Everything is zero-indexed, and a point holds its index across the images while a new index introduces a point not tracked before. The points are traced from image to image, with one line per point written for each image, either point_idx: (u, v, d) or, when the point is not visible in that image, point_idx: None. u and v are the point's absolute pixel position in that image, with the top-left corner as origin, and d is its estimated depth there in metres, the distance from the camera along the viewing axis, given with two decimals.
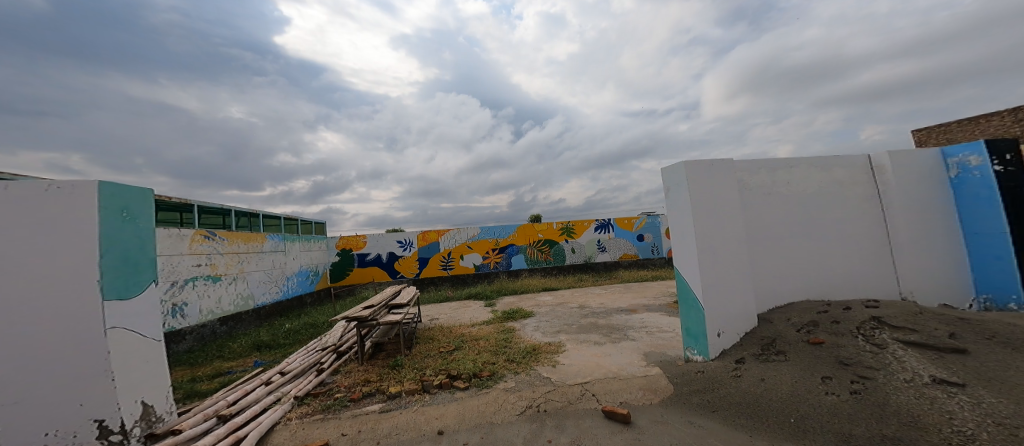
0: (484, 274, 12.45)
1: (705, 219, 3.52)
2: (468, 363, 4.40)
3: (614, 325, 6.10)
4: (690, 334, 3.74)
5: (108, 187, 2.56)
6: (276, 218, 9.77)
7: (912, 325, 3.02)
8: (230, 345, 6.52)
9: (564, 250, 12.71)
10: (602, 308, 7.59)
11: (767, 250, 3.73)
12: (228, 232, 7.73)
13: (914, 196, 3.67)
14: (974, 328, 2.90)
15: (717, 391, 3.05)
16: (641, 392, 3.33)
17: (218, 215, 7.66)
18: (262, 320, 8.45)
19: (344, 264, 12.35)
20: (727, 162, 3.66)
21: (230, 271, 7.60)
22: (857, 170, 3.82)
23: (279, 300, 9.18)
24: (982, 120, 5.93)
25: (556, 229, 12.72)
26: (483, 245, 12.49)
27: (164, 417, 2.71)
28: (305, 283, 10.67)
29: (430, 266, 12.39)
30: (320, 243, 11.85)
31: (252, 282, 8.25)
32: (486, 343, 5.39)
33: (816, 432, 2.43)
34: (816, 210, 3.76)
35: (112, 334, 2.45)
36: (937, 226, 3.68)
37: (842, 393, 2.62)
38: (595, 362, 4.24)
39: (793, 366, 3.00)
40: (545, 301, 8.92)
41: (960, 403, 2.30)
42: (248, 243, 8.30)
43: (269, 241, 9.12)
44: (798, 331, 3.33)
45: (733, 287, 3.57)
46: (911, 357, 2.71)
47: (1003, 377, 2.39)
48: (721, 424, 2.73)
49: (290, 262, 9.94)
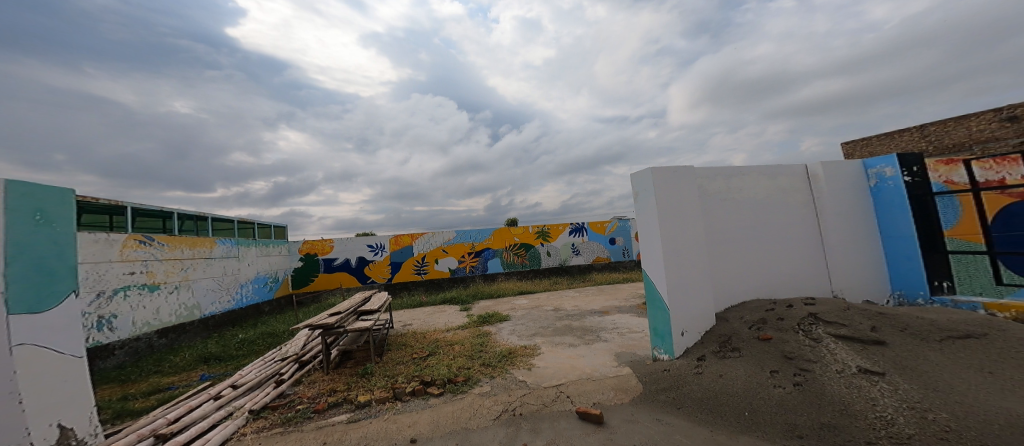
0: (460, 277, 12.37)
1: (671, 223, 3.78)
2: (441, 369, 4.40)
3: (588, 327, 6.30)
4: (658, 334, 4.01)
5: (16, 186, 2.36)
6: (228, 222, 9.26)
7: (841, 319, 3.33)
8: (170, 359, 6.08)
9: (540, 254, 12.90)
10: (576, 311, 7.78)
11: (724, 252, 4.01)
12: (169, 236, 7.23)
13: (845, 203, 4.10)
14: (889, 320, 3.22)
15: (678, 389, 3.26)
16: (612, 392, 3.50)
17: (159, 219, 7.17)
18: (211, 331, 7.93)
19: (309, 269, 11.84)
20: (689, 169, 3.93)
21: (171, 279, 7.09)
22: (798, 178, 4.21)
23: (231, 309, 8.66)
24: (895, 136, 6.72)
25: (532, 232, 12.87)
26: (458, 249, 12.41)
27: (85, 440, 2.57)
28: (263, 291, 10.13)
29: (402, 270, 12.15)
30: (282, 248, 11.31)
31: (199, 291, 7.74)
32: (462, 348, 5.38)
33: (767, 425, 2.67)
34: (765, 215, 4.10)
35: (21, 351, 2.26)
36: (863, 230, 4.12)
37: (787, 385, 2.89)
38: (570, 364, 4.38)
39: (746, 362, 3.26)
40: (520, 305, 9.00)
41: (881, 390, 2.60)
42: (194, 248, 7.79)
43: (219, 247, 8.58)
44: (750, 328, 3.60)
45: (695, 288, 3.84)
46: (842, 350, 3.00)
47: (914, 365, 2.72)
48: (684, 420, 2.92)
49: (245, 268, 9.40)
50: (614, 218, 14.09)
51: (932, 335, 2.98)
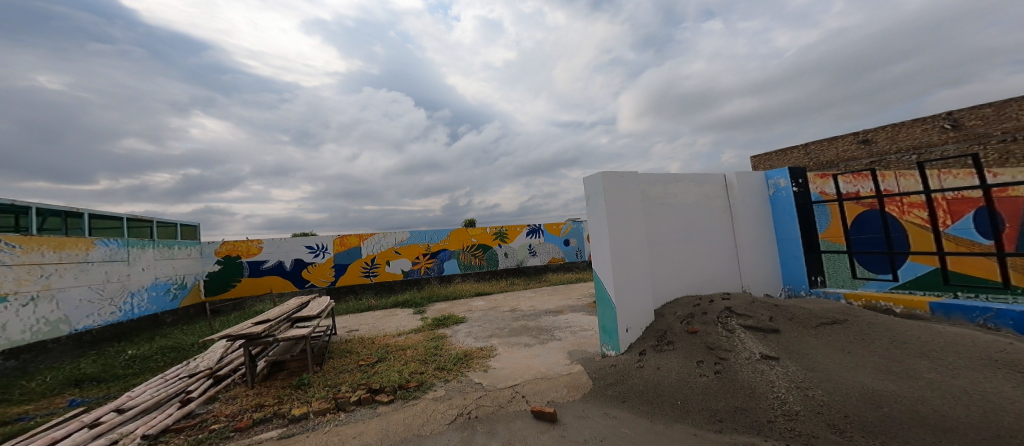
0: (413, 279, 11.51)
1: (618, 225, 3.92)
2: (391, 375, 3.99)
3: (543, 327, 6.29)
4: (605, 331, 4.12)
5: None
6: (116, 219, 7.59)
7: (750, 312, 3.68)
8: (22, 384, 4.84)
9: (497, 255, 12.52)
10: (531, 311, 7.74)
11: (663, 252, 4.25)
12: (24, 236, 5.70)
13: (754, 209, 4.59)
14: (784, 312, 3.62)
15: (623, 383, 3.34)
16: (566, 390, 3.48)
17: (8, 214, 5.61)
18: (86, 349, 6.37)
19: (230, 273, 10.09)
20: (633, 175, 4.11)
21: (25, 289, 5.60)
22: (720, 185, 4.59)
23: (115, 322, 7.09)
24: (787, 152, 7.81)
25: (489, 233, 12.45)
26: (412, 250, 11.56)
27: None
28: (165, 300, 8.43)
29: (348, 273, 10.97)
30: (191, 250, 9.47)
31: (66, 302, 6.21)
32: (416, 352, 4.97)
33: (695, 410, 2.80)
34: (693, 219, 4.41)
35: None
36: (763, 234, 4.62)
37: (709, 373, 3.09)
38: (525, 364, 4.32)
39: (678, 355, 3.45)
40: (477, 306, 8.66)
41: (777, 373, 2.88)
42: (58, 251, 6.20)
43: (98, 248, 6.99)
44: (682, 322, 3.84)
45: (639, 287, 4.01)
46: (750, 340, 3.31)
47: (801, 350, 3.06)
48: (628, 413, 2.96)
49: (139, 274, 7.75)
50: (568, 221, 14.36)
51: (812, 322, 3.39)
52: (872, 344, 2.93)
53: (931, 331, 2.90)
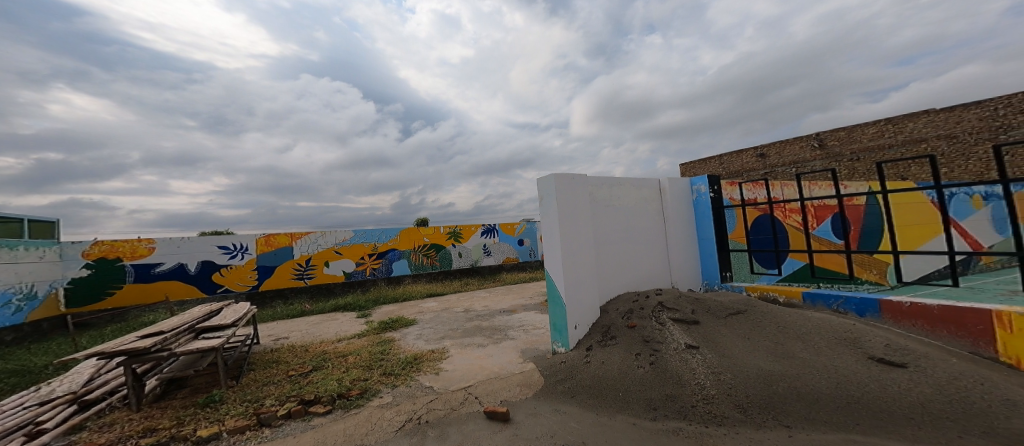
0: (358, 282, 9.80)
1: (568, 225, 3.88)
2: (328, 384, 3.55)
3: (496, 326, 5.92)
4: (555, 328, 3.99)
5: None
6: None
7: (678, 307, 3.81)
8: None
9: (451, 255, 11.29)
10: (485, 311, 7.14)
11: (608, 251, 4.34)
12: None
13: (681, 213, 4.98)
14: (705, 306, 3.80)
15: (573, 378, 3.26)
16: (518, 388, 3.36)
17: None
18: None
19: (103, 279, 7.35)
20: (582, 177, 4.10)
21: None
22: (654, 189, 4.87)
23: None
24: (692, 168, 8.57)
25: (443, 233, 11.21)
26: (355, 250, 9.79)
27: None
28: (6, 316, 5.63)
29: (275, 275, 8.85)
30: (46, 249, 6.64)
31: None
32: (360, 358, 4.36)
33: (634, 401, 2.79)
34: (633, 221, 4.59)
35: None
36: (687, 235, 5.03)
37: (645, 364, 3.11)
38: (478, 364, 4.11)
39: (619, 348, 3.45)
40: (429, 308, 7.52)
41: (698, 359, 2.96)
42: None
43: None
44: (623, 318, 3.87)
45: (586, 285, 4.01)
46: (677, 330, 3.39)
47: (718, 339, 3.20)
48: (577, 407, 2.89)
49: None
50: (521, 221, 13.98)
51: (722, 313, 3.62)
52: (768, 332, 3.20)
53: (802, 317, 3.31)
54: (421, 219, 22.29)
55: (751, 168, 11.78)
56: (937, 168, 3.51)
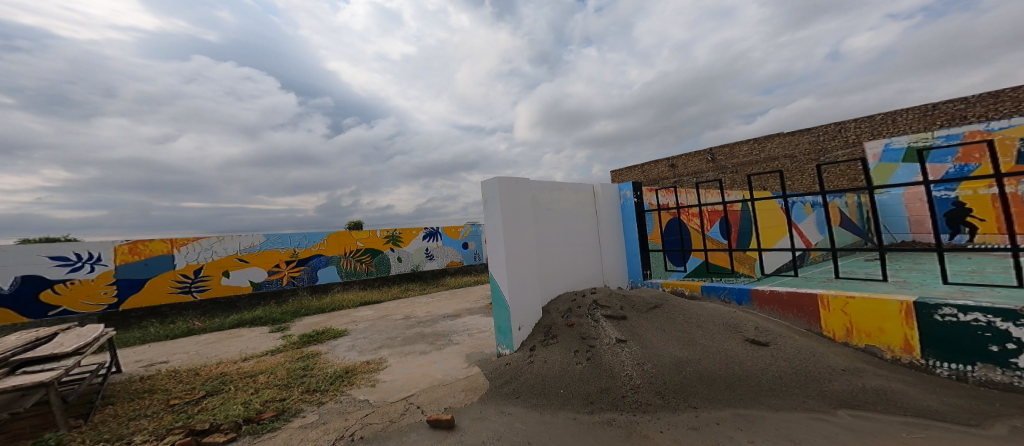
0: (274, 293, 8.26)
1: (512, 227, 3.70)
2: (230, 408, 2.95)
3: (439, 331, 5.14)
4: (500, 330, 3.80)
5: None
6: None
7: (611, 302, 3.68)
8: None
9: (390, 260, 10.38)
10: (428, 316, 6.22)
11: (550, 253, 4.28)
12: None
13: (612, 216, 5.29)
14: (629, 301, 3.69)
15: (516, 379, 3.01)
16: (463, 393, 3.02)
17: None
18: None
19: None
20: (526, 181, 3.98)
21: None
22: (589, 194, 5.05)
23: None
24: None
25: (380, 237, 10.23)
26: (267, 257, 8.25)
27: None
28: None
29: (147, 290, 6.91)
30: None
31: None
32: (275, 377, 3.71)
33: (571, 398, 2.66)
34: (573, 223, 4.65)
35: None
36: (617, 237, 5.36)
37: (582, 360, 2.98)
38: (420, 373, 3.58)
39: (558, 347, 3.27)
40: (363, 316, 6.64)
41: (627, 352, 2.88)
42: None
43: None
44: (563, 316, 3.70)
45: (530, 286, 3.84)
46: (608, 325, 3.28)
47: (645, 332, 3.15)
48: (521, 408, 2.66)
49: None
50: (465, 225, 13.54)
51: (643, 307, 3.56)
52: (684, 324, 3.20)
53: (700, 308, 3.41)
54: (355, 222, 20.27)
55: (663, 177, 13.21)
56: (784, 181, 4.25)
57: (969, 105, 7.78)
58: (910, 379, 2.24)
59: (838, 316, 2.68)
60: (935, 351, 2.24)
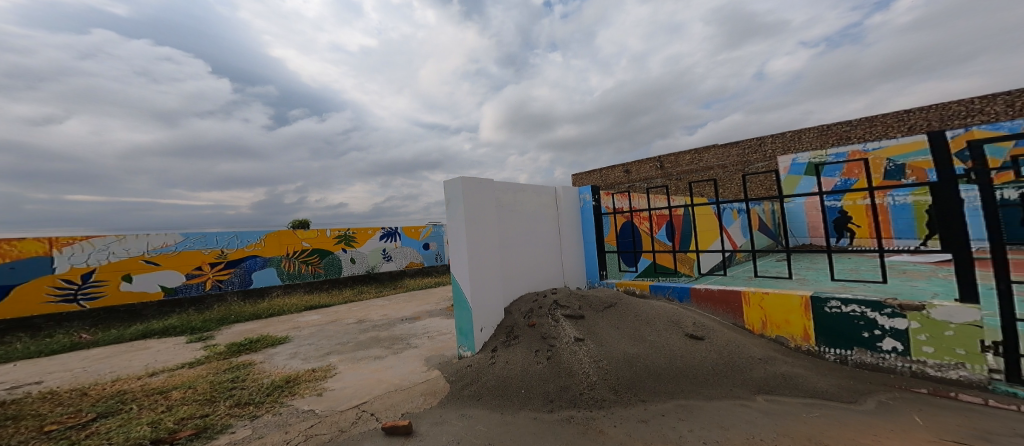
0: (194, 300, 7.24)
1: (476, 226, 3.53)
2: (131, 430, 2.46)
3: (396, 335, 4.90)
4: (460, 331, 3.54)
5: None
6: None
7: (571, 302, 3.63)
8: None
9: (342, 262, 9.66)
10: (383, 320, 6.00)
11: (513, 254, 4.24)
12: None
13: (572, 219, 5.41)
14: (589, 300, 3.67)
15: (478, 381, 2.83)
16: (422, 398, 2.77)
17: None
18: None
19: None
20: (491, 181, 3.88)
21: None
22: (551, 196, 5.14)
23: None
24: None
25: (330, 237, 9.43)
26: (185, 259, 7.20)
27: None
28: None
29: (12, 300, 5.60)
30: None
31: None
32: (194, 392, 3.19)
33: (532, 398, 2.56)
34: (535, 225, 4.67)
35: None
36: (576, 238, 5.49)
37: (542, 359, 2.89)
38: (374, 378, 3.25)
39: (520, 347, 3.15)
40: (308, 322, 6.25)
41: (584, 351, 2.86)
42: None
43: None
44: (524, 316, 3.58)
45: (493, 287, 3.68)
46: (567, 324, 3.24)
47: (602, 330, 3.15)
48: (483, 410, 2.50)
49: None
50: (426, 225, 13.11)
51: (600, 305, 3.57)
52: (638, 322, 3.24)
53: (650, 306, 3.47)
54: (300, 222, 18.78)
55: (618, 182, 13.80)
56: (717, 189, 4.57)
57: (852, 127, 9.24)
58: (808, 364, 2.54)
59: (756, 310, 2.93)
60: (824, 339, 2.57)
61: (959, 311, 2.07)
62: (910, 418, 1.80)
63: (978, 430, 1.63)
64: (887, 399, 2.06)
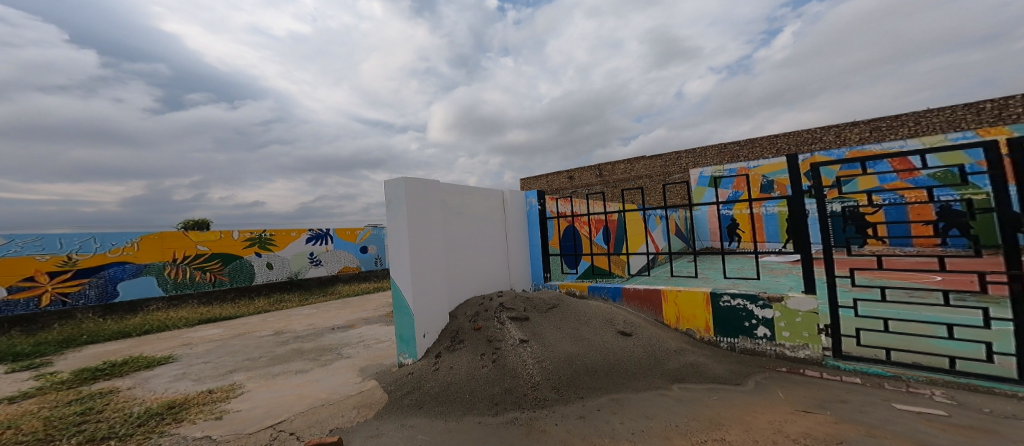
0: (21, 319, 5.76)
1: (419, 229, 3.46)
2: None
3: (325, 346, 4.63)
4: (400, 338, 3.46)
5: None
6: None
7: (516, 304, 3.68)
8: None
9: (256, 268, 8.49)
10: (309, 330, 5.63)
11: (457, 257, 4.21)
12: None
13: (518, 222, 5.50)
14: (533, 302, 3.76)
15: (419, 389, 2.79)
16: (355, 411, 2.67)
17: None
18: None
19: None
20: (436, 183, 3.82)
21: None
22: (499, 200, 5.18)
23: None
24: None
25: (238, 239, 8.27)
26: (9, 267, 5.79)
27: None
28: None
29: None
30: None
31: None
32: (19, 432, 2.52)
33: (479, 403, 2.57)
34: (481, 228, 4.69)
35: None
36: (523, 242, 5.57)
37: (487, 363, 2.91)
38: (296, 395, 3.06)
39: (465, 351, 3.14)
40: (208, 336, 5.54)
41: (528, 353, 2.92)
42: None
43: None
44: (469, 320, 3.57)
45: (436, 291, 3.64)
46: (512, 326, 3.28)
47: (545, 331, 3.24)
48: (424, 419, 2.48)
49: None
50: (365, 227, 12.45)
51: (543, 307, 3.67)
52: (578, 322, 3.38)
53: (590, 306, 3.64)
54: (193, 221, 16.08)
55: (562, 187, 14.34)
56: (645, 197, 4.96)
57: (741, 146, 10.54)
58: (708, 352, 2.88)
59: (672, 307, 3.25)
60: (719, 329, 2.94)
61: (804, 300, 2.55)
62: (778, 394, 2.15)
63: (817, 400, 1.99)
64: (763, 379, 2.45)
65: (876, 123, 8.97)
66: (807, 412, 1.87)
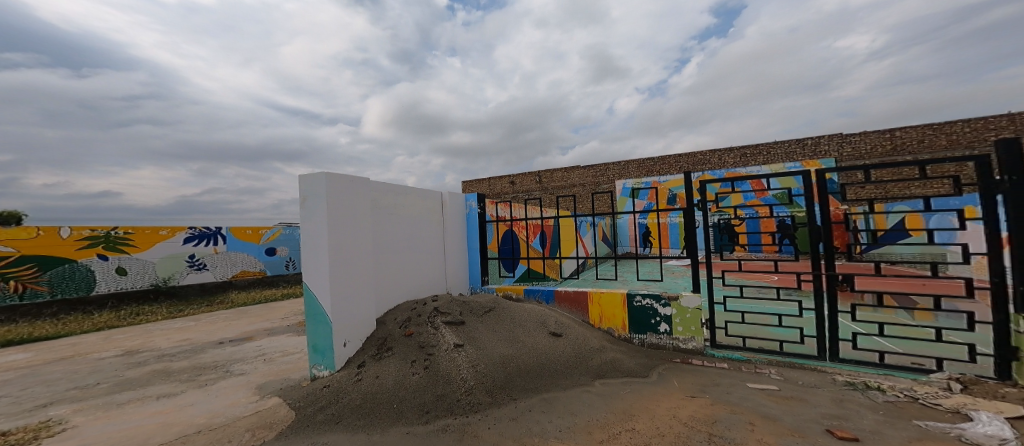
0: None
1: (341, 230, 3.29)
2: None
3: (207, 364, 4.15)
4: (316, 349, 3.26)
5: None
6: None
7: (451, 308, 3.66)
8: None
9: (96, 274, 7.19)
10: (183, 347, 4.96)
11: (387, 259, 4.07)
12: None
13: (457, 225, 5.46)
14: (469, 306, 3.78)
15: (338, 401, 2.66)
16: (250, 433, 2.45)
17: None
18: None
19: None
20: (365, 181, 3.66)
21: None
22: (437, 202, 5.11)
23: None
24: None
25: (63, 239, 7.04)
26: None
27: None
28: None
29: None
30: None
31: None
32: None
33: (408, 412, 2.53)
34: (416, 230, 4.58)
35: None
36: (462, 244, 5.55)
37: (419, 370, 2.87)
38: (162, 422, 2.69)
39: (395, 359, 3.05)
40: (24, 360, 4.52)
41: (463, 356, 2.93)
42: None
43: None
44: (400, 327, 3.48)
45: (360, 296, 3.48)
46: (447, 331, 3.27)
47: (479, 335, 3.27)
48: (342, 433, 2.37)
49: None
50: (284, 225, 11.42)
51: (479, 311, 3.70)
52: (512, 325, 3.46)
53: (525, 309, 3.74)
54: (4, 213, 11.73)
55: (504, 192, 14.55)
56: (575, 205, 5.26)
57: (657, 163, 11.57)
58: (624, 348, 3.15)
59: (596, 307, 3.49)
60: (632, 327, 3.24)
61: (693, 298, 2.94)
62: (673, 383, 2.43)
63: (700, 385, 2.29)
64: (664, 370, 2.75)
65: (742, 151, 10.49)
66: (695, 397, 2.15)
